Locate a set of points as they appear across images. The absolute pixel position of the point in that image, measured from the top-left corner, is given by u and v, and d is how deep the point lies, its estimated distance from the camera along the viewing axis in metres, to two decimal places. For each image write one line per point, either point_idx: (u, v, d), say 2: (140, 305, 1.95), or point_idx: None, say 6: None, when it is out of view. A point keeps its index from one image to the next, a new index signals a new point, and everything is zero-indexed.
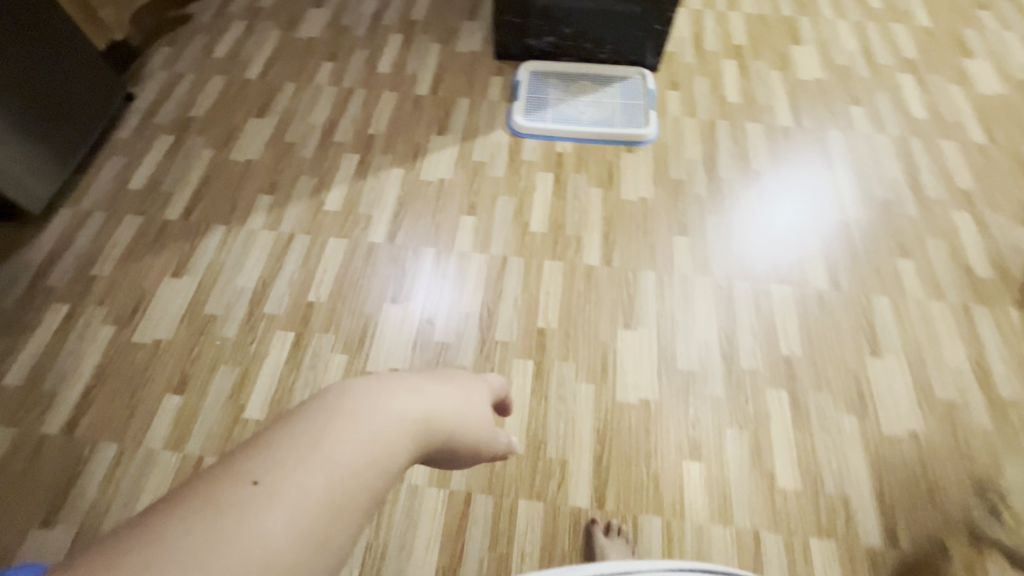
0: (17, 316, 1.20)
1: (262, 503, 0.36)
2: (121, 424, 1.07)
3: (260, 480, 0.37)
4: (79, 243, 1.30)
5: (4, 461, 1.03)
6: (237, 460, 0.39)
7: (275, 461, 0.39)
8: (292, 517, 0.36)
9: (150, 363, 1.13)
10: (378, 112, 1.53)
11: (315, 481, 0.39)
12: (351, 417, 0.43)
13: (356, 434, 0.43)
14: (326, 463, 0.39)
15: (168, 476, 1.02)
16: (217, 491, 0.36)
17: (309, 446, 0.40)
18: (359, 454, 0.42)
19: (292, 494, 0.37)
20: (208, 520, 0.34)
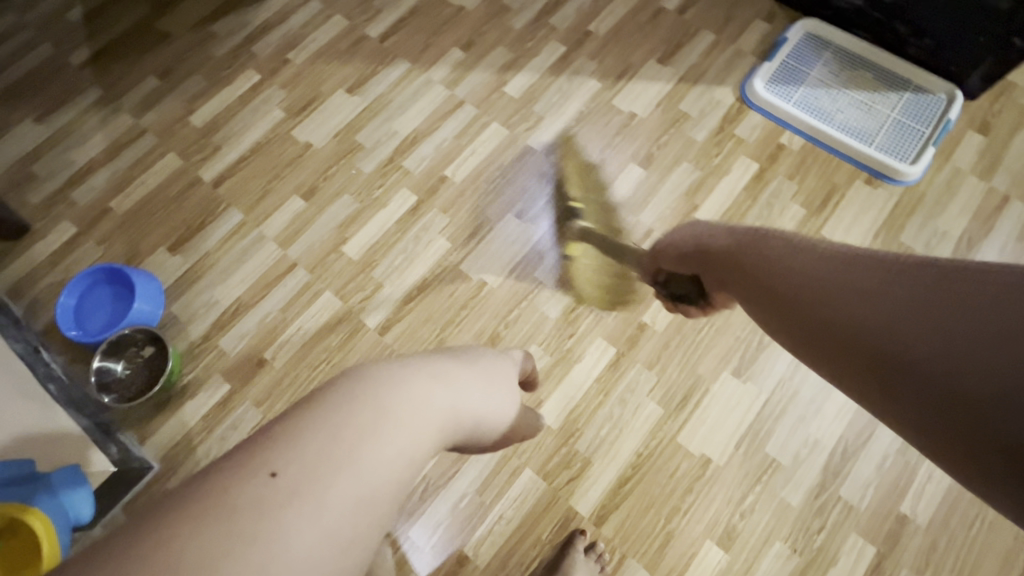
0: (222, 68, 1.33)
1: (276, 499, 0.37)
2: (252, 200, 1.19)
3: (277, 473, 0.38)
4: (291, 23, 1.37)
5: (167, 183, 1.21)
6: (251, 452, 0.39)
7: (292, 456, 0.39)
8: (308, 518, 0.37)
9: (295, 160, 1.22)
10: (608, 11, 1.34)
11: (333, 480, 0.39)
12: (370, 410, 0.44)
13: (374, 430, 0.43)
14: (343, 465, 0.40)
15: (266, 263, 1.13)
16: (232, 485, 0.37)
17: (330, 437, 0.41)
18: (379, 455, 0.42)
19: (309, 497, 0.38)
20: (223, 514, 0.35)
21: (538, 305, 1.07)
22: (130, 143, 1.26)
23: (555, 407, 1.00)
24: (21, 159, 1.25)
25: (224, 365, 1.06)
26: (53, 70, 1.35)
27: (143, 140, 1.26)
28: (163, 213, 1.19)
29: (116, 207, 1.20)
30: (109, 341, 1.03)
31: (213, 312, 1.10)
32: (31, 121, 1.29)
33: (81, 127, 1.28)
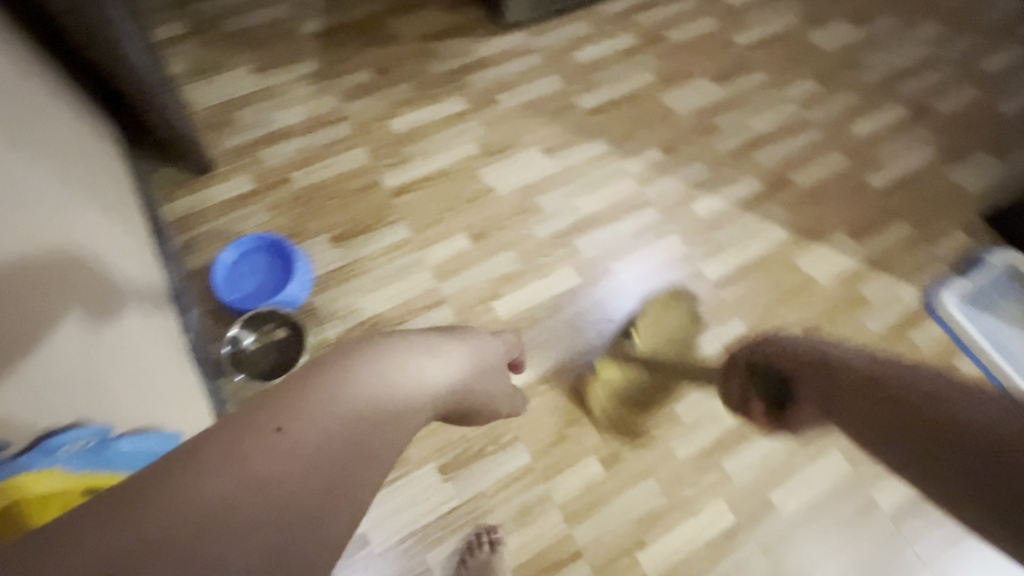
0: (433, 85, 1.36)
1: (279, 460, 0.27)
2: (424, 223, 1.19)
3: (286, 428, 0.28)
4: (508, 67, 1.40)
5: (350, 175, 1.23)
6: (248, 405, 0.29)
7: (303, 410, 0.29)
8: (313, 475, 0.28)
9: (474, 199, 1.23)
10: (812, 167, 1.33)
11: (347, 437, 0.30)
12: (386, 375, 0.34)
13: (391, 386, 0.34)
14: (355, 432, 0.31)
15: (417, 289, 1.13)
16: (225, 441, 0.27)
17: (343, 397, 0.31)
18: (394, 424, 0.33)
19: (316, 455, 0.29)
20: (212, 480, 0.26)
21: (667, 438, 1.03)
22: (328, 124, 1.29)
23: (656, 556, 0.94)
24: (226, 103, 1.29)
25: None
26: (281, 32, 1.40)
27: (340, 126, 1.29)
28: (336, 202, 1.20)
29: (295, 181, 1.22)
30: (252, 313, 1.03)
31: (352, 319, 1.09)
32: (246, 71, 1.34)
33: (289, 93, 1.32)
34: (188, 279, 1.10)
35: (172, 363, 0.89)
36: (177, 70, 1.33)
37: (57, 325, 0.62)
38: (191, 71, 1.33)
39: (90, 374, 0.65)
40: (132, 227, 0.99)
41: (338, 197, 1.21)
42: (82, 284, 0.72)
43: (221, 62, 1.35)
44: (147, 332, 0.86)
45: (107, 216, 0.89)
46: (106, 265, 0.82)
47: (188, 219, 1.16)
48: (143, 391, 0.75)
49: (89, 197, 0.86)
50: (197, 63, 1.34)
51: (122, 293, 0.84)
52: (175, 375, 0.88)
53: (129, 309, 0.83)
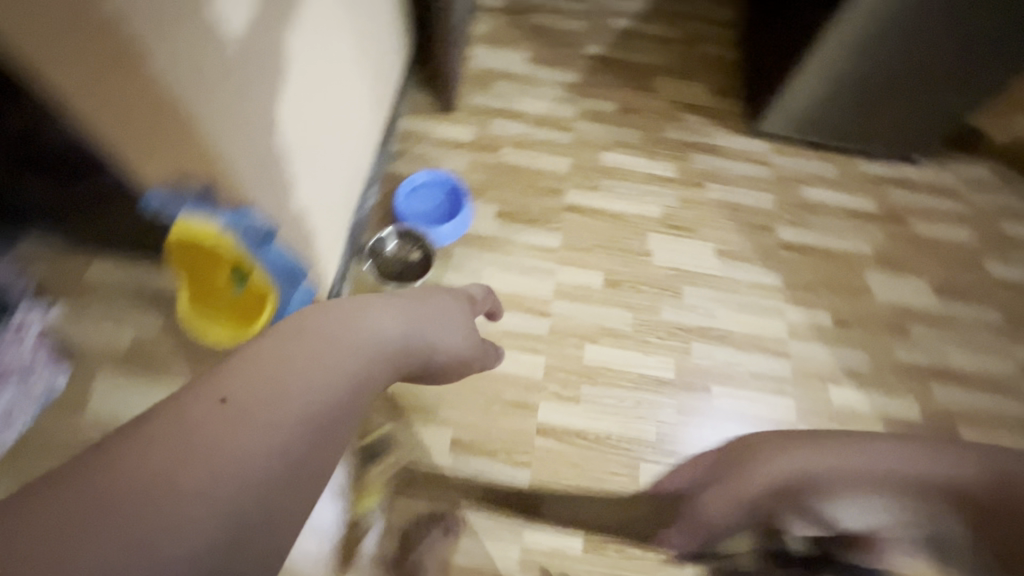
0: (658, 145, 1.42)
1: (225, 424, 0.30)
2: (574, 244, 1.26)
3: (228, 397, 0.31)
4: (733, 165, 1.41)
5: (545, 174, 1.35)
6: (183, 393, 0.32)
7: (240, 379, 0.32)
8: (265, 437, 0.31)
9: (629, 251, 1.26)
10: (992, 436, 1.13)
11: (288, 396, 0.32)
12: (316, 336, 0.36)
13: (327, 342, 0.36)
14: (289, 381, 0.33)
15: (534, 291, 1.20)
16: (173, 417, 0.30)
17: (275, 361, 0.34)
18: (328, 364, 0.35)
19: (266, 413, 0.31)
20: (167, 453, 0.28)
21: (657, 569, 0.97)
22: (554, 127, 1.42)
23: None
24: (492, 71, 1.50)
25: None
26: (567, 41, 1.58)
27: (563, 134, 1.42)
28: (519, 186, 1.32)
29: (502, 154, 1.37)
30: (407, 229, 1.18)
31: (469, 279, 1.20)
32: (523, 57, 1.54)
33: (542, 89, 1.49)
34: (382, 180, 1.30)
35: (335, 235, 1.04)
36: (477, 30, 1.57)
37: (291, 138, 0.77)
38: (485, 36, 1.56)
39: (288, 187, 0.79)
40: (376, 116, 1.19)
41: (525, 184, 1.33)
42: (323, 128, 0.89)
43: (509, 40, 1.56)
44: (337, 192, 1.02)
45: (366, 97, 1.09)
46: (344, 123, 0.99)
47: (412, 135, 1.37)
48: (312, 227, 0.90)
49: (364, 77, 1.05)
50: (494, 33, 1.57)
51: (341, 152, 1.01)
52: (334, 236, 1.03)
53: (337, 168, 1.00)
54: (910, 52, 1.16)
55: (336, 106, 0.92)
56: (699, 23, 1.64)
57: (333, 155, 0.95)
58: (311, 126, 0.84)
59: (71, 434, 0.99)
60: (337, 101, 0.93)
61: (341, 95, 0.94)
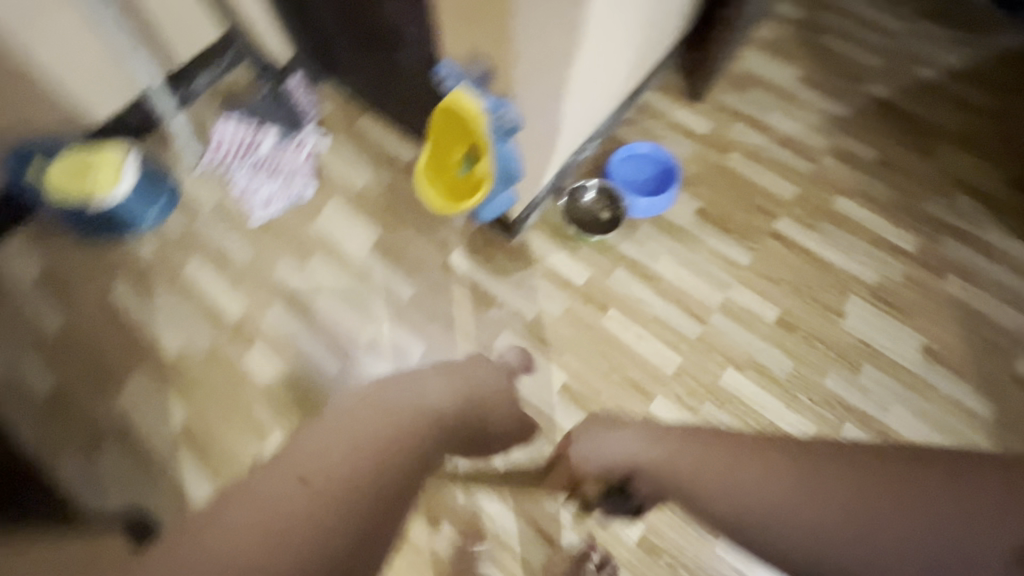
0: (907, 213, 1.25)
1: (301, 496, 0.43)
2: (763, 270, 1.18)
3: (304, 478, 0.44)
4: (991, 268, 1.19)
5: (763, 192, 1.28)
6: (284, 464, 0.47)
7: (317, 463, 0.45)
8: (334, 481, 0.44)
9: (818, 302, 1.15)
10: None
11: (348, 469, 0.45)
12: (360, 422, 0.49)
13: (370, 422, 0.49)
14: (346, 463, 0.45)
15: (700, 294, 1.16)
16: (258, 494, 0.45)
17: (339, 443, 0.47)
18: (369, 444, 0.47)
19: (325, 483, 0.44)
20: (254, 507, 0.43)
21: None
22: (794, 151, 1.33)
23: None
24: (754, 76, 1.44)
25: (599, 276, 1.18)
26: (853, 73, 1.44)
27: (802, 162, 1.32)
28: (732, 194, 1.27)
29: (730, 158, 1.32)
30: (613, 189, 1.22)
31: (644, 257, 1.20)
32: (796, 74, 1.44)
33: (801, 112, 1.39)
34: (612, 130, 1.34)
35: (548, 166, 1.14)
36: (760, 33, 1.50)
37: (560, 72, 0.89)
38: (766, 42, 1.49)
39: (549, 81, 0.88)
40: (634, 65, 1.23)
41: (738, 193, 1.28)
42: (597, 46, 0.96)
43: (786, 51, 1.48)
44: (577, 114, 1.09)
45: (637, 41, 1.13)
46: (612, 54, 1.05)
47: (650, 109, 1.39)
48: (545, 127, 0.99)
49: (644, 19, 1.09)
50: (776, 41, 1.49)
51: (597, 79, 1.07)
52: (554, 153, 1.12)
53: (588, 93, 1.07)
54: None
55: (615, 31, 0.98)
56: None
57: (590, 76, 1.02)
58: (590, 40, 0.91)
59: (297, 234, 1.25)
60: (617, 29, 0.98)
61: (622, 24, 1.00)
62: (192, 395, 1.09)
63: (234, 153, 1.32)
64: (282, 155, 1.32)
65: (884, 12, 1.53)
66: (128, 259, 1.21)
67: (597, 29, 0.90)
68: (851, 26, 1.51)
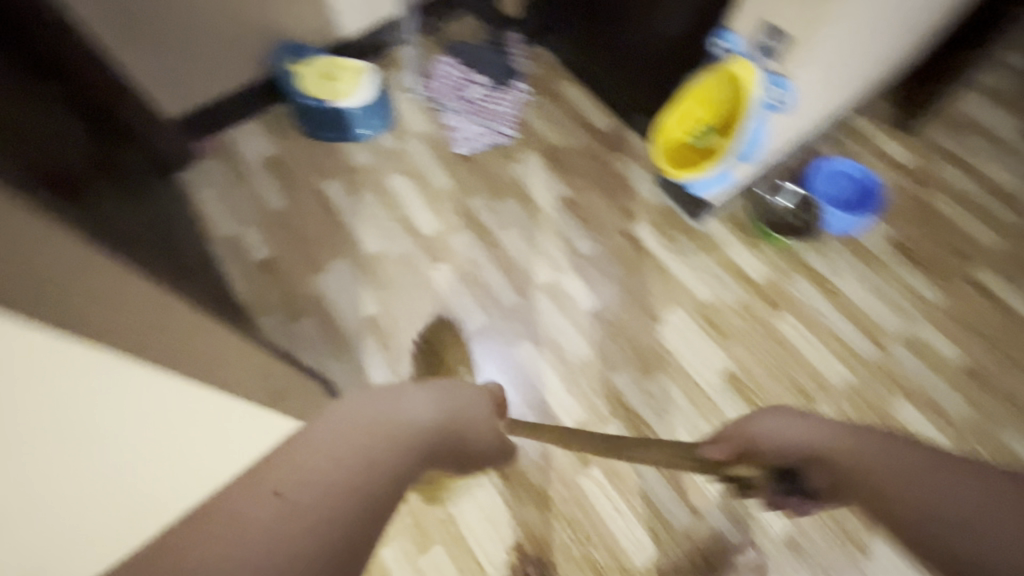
0: None
1: (287, 515, 0.27)
2: (956, 314, 1.14)
3: (282, 493, 0.27)
4: None
5: (966, 238, 1.23)
6: (251, 472, 0.29)
7: (302, 470, 0.28)
8: (328, 507, 0.27)
9: (1011, 362, 1.10)
10: None
11: (342, 471, 0.29)
12: (364, 423, 0.34)
13: (374, 428, 0.34)
14: (354, 468, 0.30)
15: (881, 321, 1.14)
16: (224, 516, 0.26)
17: (342, 444, 0.31)
18: (364, 444, 0.32)
19: (317, 492, 0.28)
20: (231, 534, 0.26)
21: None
22: (1007, 205, 1.27)
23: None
24: (973, 121, 1.38)
25: (780, 279, 1.18)
26: None
27: (1014, 217, 1.25)
28: (931, 232, 1.23)
29: (934, 197, 1.28)
30: (812, 198, 1.22)
31: (828, 271, 1.19)
32: (1019, 128, 1.37)
33: (1020, 165, 1.32)
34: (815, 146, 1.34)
35: (756, 170, 1.16)
36: (984, 80, 1.44)
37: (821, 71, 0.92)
38: (991, 90, 1.43)
39: (819, 68, 0.89)
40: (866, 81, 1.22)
41: (938, 234, 1.23)
42: (856, 50, 0.97)
43: (1013, 104, 1.41)
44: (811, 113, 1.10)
45: (885, 55, 1.13)
46: (863, 60, 1.05)
47: (855, 132, 1.37)
48: (784, 121, 1.00)
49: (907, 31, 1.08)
50: (1001, 90, 1.42)
51: (840, 82, 1.08)
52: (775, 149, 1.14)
53: (828, 93, 1.08)
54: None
55: (878, 36, 0.99)
56: None
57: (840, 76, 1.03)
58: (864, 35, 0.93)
59: (493, 174, 1.33)
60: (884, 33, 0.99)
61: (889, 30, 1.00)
62: (381, 292, 1.18)
63: (447, 90, 1.42)
64: (489, 100, 1.41)
65: None
66: (344, 162, 1.34)
67: (861, 40, 0.94)
68: None
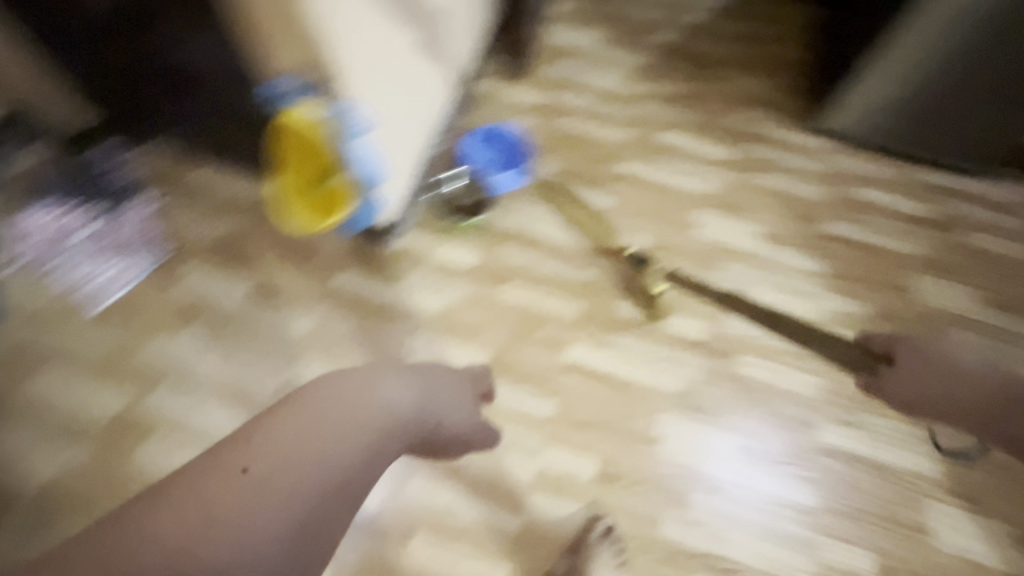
0: (717, 130, 1.47)
1: (244, 487, 0.49)
2: (624, 207, 1.33)
3: (244, 471, 0.50)
4: (790, 159, 1.44)
5: (602, 143, 1.42)
6: (216, 463, 0.51)
7: (257, 455, 0.51)
8: (283, 500, 0.50)
9: (673, 223, 1.32)
10: None
11: (302, 461, 0.52)
12: (320, 402, 0.55)
13: (339, 412, 0.55)
14: (311, 449, 0.52)
15: (577, 244, 1.26)
16: (199, 488, 0.50)
17: (302, 433, 0.53)
18: (326, 429, 0.54)
19: (272, 485, 0.50)
20: (188, 509, 0.48)
21: (646, 508, 1.01)
22: (618, 103, 1.50)
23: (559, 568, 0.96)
24: (566, 47, 1.59)
25: (485, 255, 1.23)
26: (642, 28, 1.65)
27: (625, 110, 1.48)
28: (577, 152, 1.40)
29: (567, 122, 1.45)
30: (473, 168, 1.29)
31: (519, 227, 1.27)
32: (598, 37, 1.62)
33: (612, 67, 1.56)
34: (457, 119, 1.42)
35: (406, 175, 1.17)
36: (558, 10, 1.66)
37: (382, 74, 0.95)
38: (567, 15, 1.65)
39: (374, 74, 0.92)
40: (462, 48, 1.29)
41: (582, 150, 1.40)
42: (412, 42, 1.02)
43: (587, 20, 1.65)
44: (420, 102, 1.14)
45: (457, 24, 1.19)
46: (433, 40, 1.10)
47: (486, 95, 1.48)
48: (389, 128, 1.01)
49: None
50: (573, 13, 1.66)
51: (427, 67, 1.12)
52: (414, 148, 1.17)
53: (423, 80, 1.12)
54: (988, 53, 1.16)
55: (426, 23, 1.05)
56: (778, 24, 1.68)
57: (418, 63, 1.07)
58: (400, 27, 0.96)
59: (161, 308, 1.14)
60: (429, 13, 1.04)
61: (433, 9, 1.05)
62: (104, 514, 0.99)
63: (53, 245, 1.16)
64: (111, 232, 1.18)
65: None
66: None
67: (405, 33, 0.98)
68: None
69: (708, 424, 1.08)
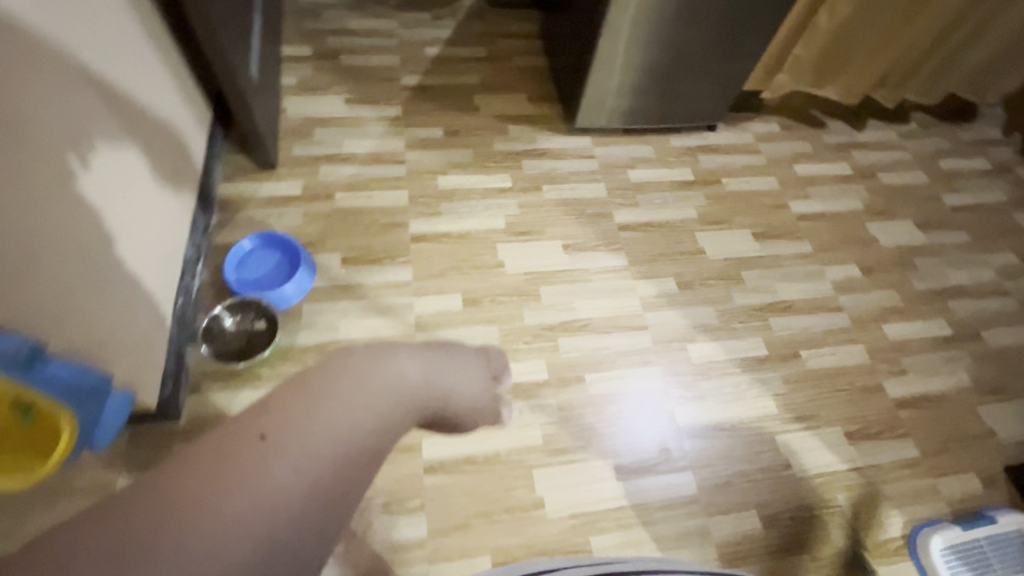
0: (489, 158, 1.46)
1: (263, 457, 0.43)
2: (427, 272, 1.25)
3: (264, 437, 0.44)
4: (564, 164, 1.49)
5: (382, 210, 1.33)
6: (231, 432, 0.44)
7: (276, 419, 0.45)
8: (297, 472, 0.43)
9: (481, 267, 1.28)
10: (827, 351, 1.28)
11: (313, 433, 0.45)
12: (333, 379, 0.49)
13: (354, 385, 0.49)
14: (317, 420, 0.46)
15: (392, 331, 1.17)
16: (228, 456, 0.43)
17: (314, 401, 0.46)
18: (341, 404, 0.47)
19: (288, 460, 0.43)
20: (208, 489, 0.41)
21: None
22: (386, 162, 1.41)
23: None
24: (309, 119, 1.47)
25: None
26: (383, 76, 1.59)
27: (395, 167, 1.41)
28: (359, 227, 1.29)
29: (336, 200, 1.33)
30: (241, 299, 1.12)
31: (326, 335, 1.15)
32: (340, 100, 1.52)
33: (366, 127, 1.48)
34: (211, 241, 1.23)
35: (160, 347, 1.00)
36: (288, 83, 1.53)
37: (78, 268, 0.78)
38: (300, 87, 1.53)
39: (63, 278, 0.75)
40: (180, 166, 1.10)
41: (365, 224, 1.30)
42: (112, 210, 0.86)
43: (323, 86, 1.55)
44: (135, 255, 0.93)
45: (153, 148, 1.00)
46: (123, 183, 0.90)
47: (237, 201, 1.30)
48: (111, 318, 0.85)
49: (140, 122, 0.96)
50: (305, 81, 1.55)
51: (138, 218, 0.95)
52: (147, 307, 0.96)
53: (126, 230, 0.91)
54: (671, 27, 1.30)
55: (123, 183, 0.89)
56: (508, 39, 1.74)
57: (112, 214, 0.87)
58: (60, 187, 0.75)
59: None
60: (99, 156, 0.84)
61: (118, 160, 0.88)
62: None
63: None
64: None
65: (374, 21, 1.72)
66: None
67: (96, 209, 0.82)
68: (356, 41, 1.66)
69: (583, 461, 1.06)
